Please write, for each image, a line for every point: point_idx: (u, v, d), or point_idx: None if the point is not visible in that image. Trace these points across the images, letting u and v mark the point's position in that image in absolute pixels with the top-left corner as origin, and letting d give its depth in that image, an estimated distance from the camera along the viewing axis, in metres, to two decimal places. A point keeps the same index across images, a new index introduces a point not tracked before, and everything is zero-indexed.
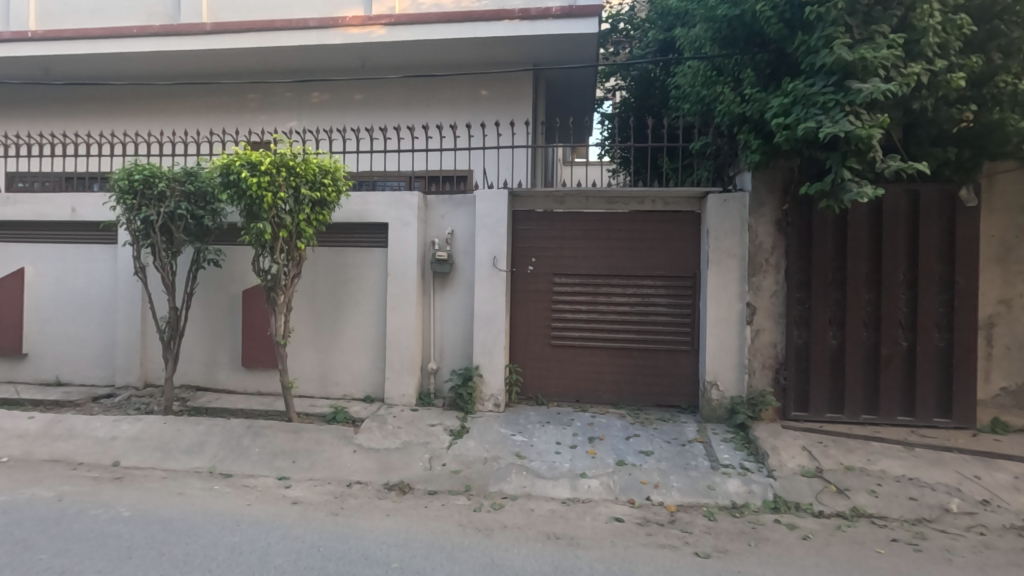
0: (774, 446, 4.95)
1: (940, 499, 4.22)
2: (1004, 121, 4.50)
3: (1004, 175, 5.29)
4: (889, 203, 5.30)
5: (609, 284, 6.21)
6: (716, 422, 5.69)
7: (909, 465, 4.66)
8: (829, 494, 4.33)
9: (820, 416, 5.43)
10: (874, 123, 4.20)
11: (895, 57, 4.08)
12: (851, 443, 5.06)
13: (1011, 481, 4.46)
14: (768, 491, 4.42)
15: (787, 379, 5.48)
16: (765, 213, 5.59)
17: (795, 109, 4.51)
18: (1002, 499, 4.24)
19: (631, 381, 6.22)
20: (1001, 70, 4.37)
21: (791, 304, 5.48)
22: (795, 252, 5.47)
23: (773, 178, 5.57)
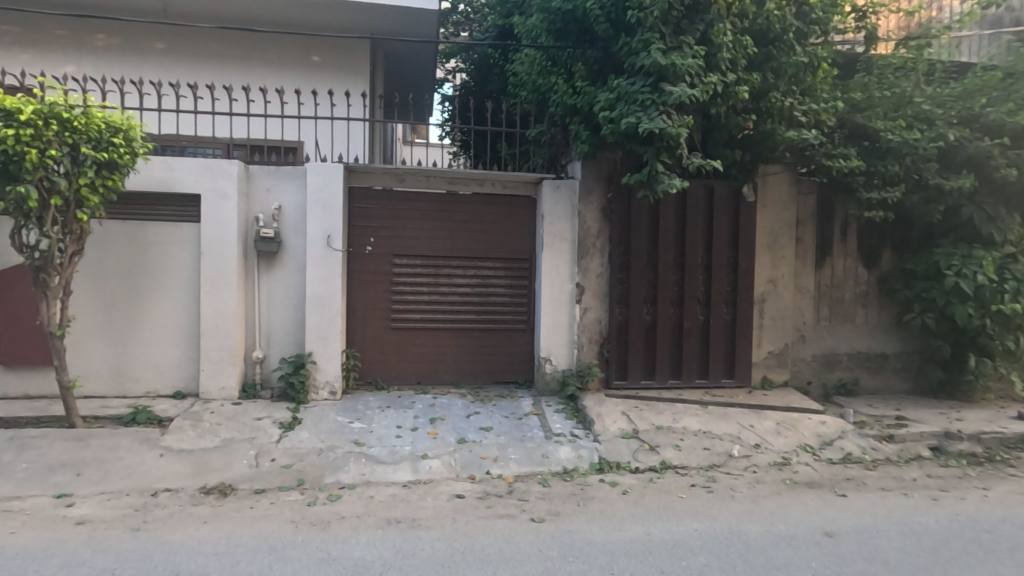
0: (599, 413, 5.44)
1: (726, 447, 5.04)
2: (774, 131, 5.42)
3: (774, 176, 6.38)
4: (691, 196, 6.08)
5: (450, 265, 6.22)
6: (549, 394, 6.08)
7: (703, 420, 5.46)
8: (643, 452, 4.91)
9: (636, 383, 6.09)
10: (681, 123, 4.76)
11: (698, 67, 4.65)
12: (660, 405, 5.76)
13: (774, 426, 5.47)
14: (594, 454, 4.85)
15: (610, 352, 6.05)
16: (593, 200, 6.05)
17: (619, 105, 4.92)
18: (768, 442, 5.18)
19: (472, 361, 6.34)
20: (773, 88, 5.23)
21: (613, 284, 6.04)
22: (617, 237, 6.02)
23: (600, 168, 6.04)
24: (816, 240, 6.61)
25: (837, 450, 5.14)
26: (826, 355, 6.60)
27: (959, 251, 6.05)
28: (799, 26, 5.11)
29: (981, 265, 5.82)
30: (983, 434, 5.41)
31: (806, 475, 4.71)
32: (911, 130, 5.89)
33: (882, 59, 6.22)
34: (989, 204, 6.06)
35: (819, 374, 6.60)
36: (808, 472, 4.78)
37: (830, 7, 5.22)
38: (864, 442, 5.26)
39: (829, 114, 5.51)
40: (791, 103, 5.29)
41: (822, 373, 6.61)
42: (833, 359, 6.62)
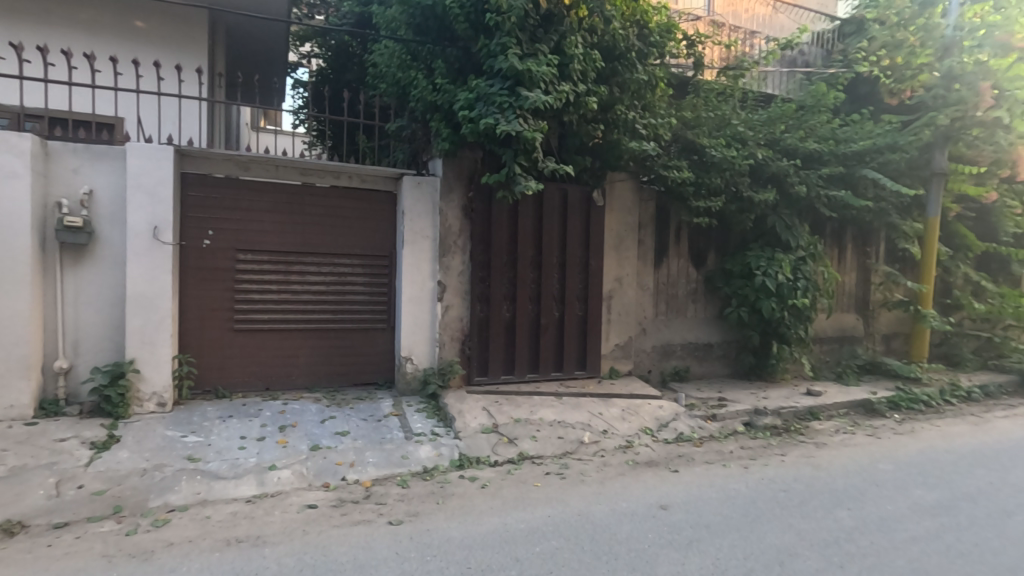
0: (460, 410, 5.48)
1: (578, 435, 5.37)
2: (620, 141, 5.89)
3: (620, 183, 6.94)
4: (548, 198, 6.38)
5: (302, 262, 5.83)
6: (410, 394, 5.99)
7: (558, 411, 5.76)
8: (502, 445, 5.05)
9: (496, 379, 6.24)
10: (537, 128, 4.97)
11: (552, 75, 4.89)
12: (519, 399, 5.96)
13: (620, 412, 5.94)
14: (454, 451, 4.88)
15: (471, 349, 6.13)
16: (454, 198, 6.07)
17: (478, 105, 4.99)
18: (614, 428, 5.62)
19: (327, 363, 6.01)
20: (619, 102, 5.67)
21: (474, 282, 6.12)
22: (478, 236, 6.11)
23: (460, 167, 6.07)
24: (655, 242, 7.32)
25: (671, 431, 5.74)
26: (663, 346, 7.34)
27: (766, 254, 7.14)
28: (640, 47, 5.60)
29: (781, 266, 6.95)
30: (782, 408, 6.41)
31: (646, 455, 5.19)
32: (729, 148, 6.79)
33: (707, 84, 7.08)
34: (786, 215, 7.24)
35: (657, 363, 7.32)
36: (648, 452, 5.28)
37: (666, 32, 5.80)
38: (693, 422, 5.94)
39: (665, 129, 6.14)
40: (634, 116, 5.79)
41: (660, 362, 7.34)
42: (669, 349, 7.38)
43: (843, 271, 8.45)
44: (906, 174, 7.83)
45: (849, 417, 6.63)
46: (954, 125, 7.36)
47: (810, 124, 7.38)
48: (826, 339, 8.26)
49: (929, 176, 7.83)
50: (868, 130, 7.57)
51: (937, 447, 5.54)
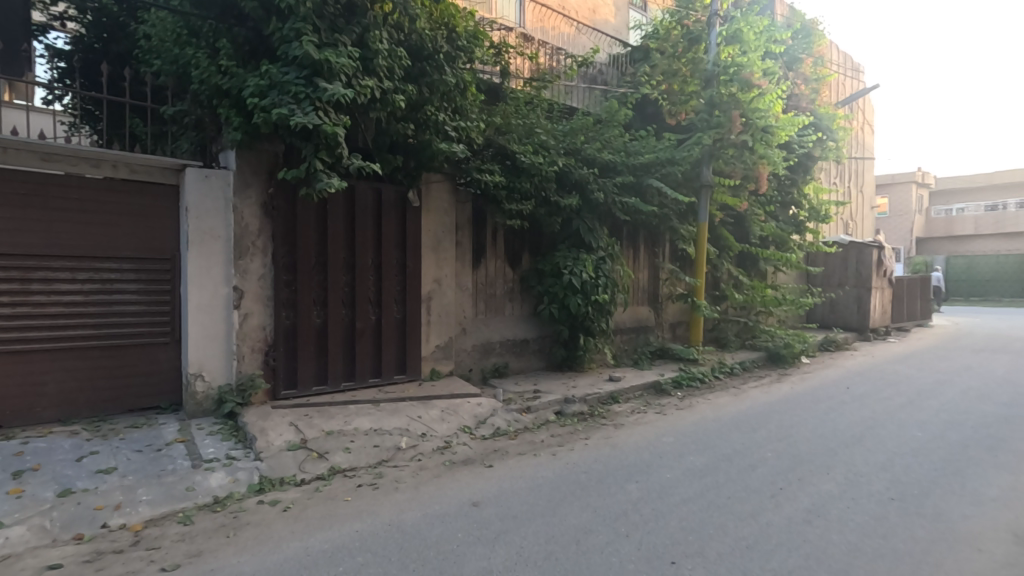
0: (262, 428, 4.96)
1: (395, 441, 5.23)
2: (432, 142, 5.88)
3: (436, 184, 6.94)
4: (360, 197, 6.13)
5: (47, 267, 4.77)
6: (202, 416, 5.27)
7: (374, 418, 5.54)
8: (311, 461, 4.70)
9: (307, 391, 5.80)
10: (339, 123, 4.72)
11: (352, 68, 4.69)
12: (332, 409, 5.61)
13: (439, 413, 5.92)
14: (253, 474, 4.40)
15: (275, 360, 5.61)
16: (250, 195, 5.48)
17: (271, 93, 4.59)
18: (433, 430, 5.59)
19: (88, 389, 5.02)
20: (428, 102, 5.67)
21: (278, 287, 5.61)
22: (280, 236, 5.61)
23: (258, 160, 5.52)
24: (472, 243, 7.46)
25: (489, 427, 5.89)
26: (483, 345, 7.52)
27: (572, 255, 7.75)
28: (448, 49, 5.66)
29: (584, 266, 7.62)
30: (588, 395, 6.99)
31: (463, 454, 5.25)
32: (536, 155, 7.23)
33: (515, 93, 7.43)
34: (589, 218, 7.93)
35: (478, 361, 7.48)
36: (465, 451, 5.34)
37: (472, 39, 5.97)
38: (510, 416, 6.18)
39: (476, 133, 6.29)
40: (443, 118, 5.82)
41: (480, 360, 7.51)
42: (488, 347, 7.58)
43: (637, 269, 9.54)
44: (682, 185, 9.11)
45: (643, 398, 7.49)
46: (716, 145, 8.80)
47: (606, 137, 8.25)
48: (625, 329, 9.25)
49: (699, 188, 9.19)
50: (651, 145, 8.66)
51: (707, 417, 6.53)
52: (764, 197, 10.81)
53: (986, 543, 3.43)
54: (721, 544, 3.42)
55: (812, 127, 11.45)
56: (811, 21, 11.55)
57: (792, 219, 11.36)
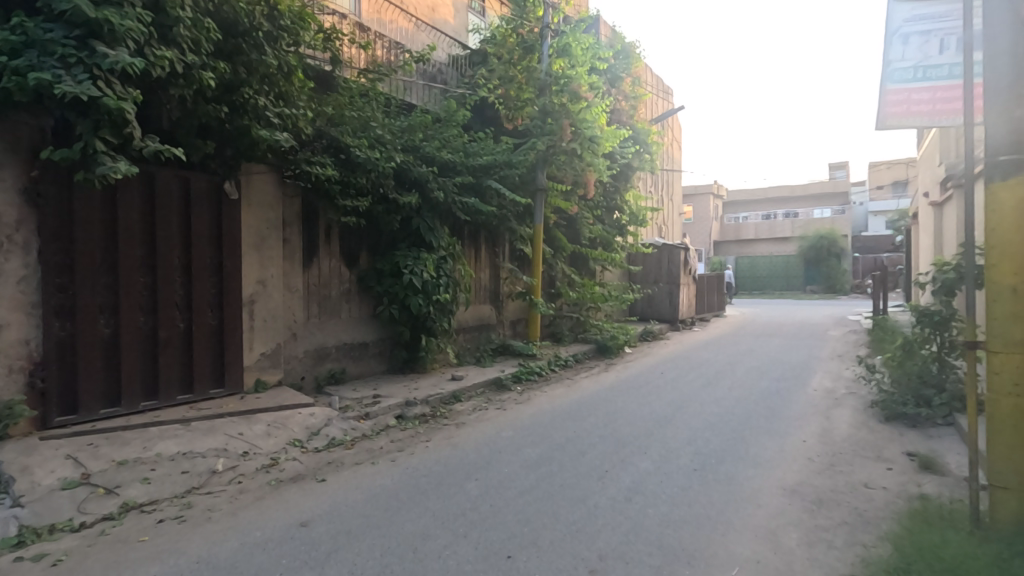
0: (25, 466, 4.01)
1: (209, 464, 4.62)
2: (250, 128, 5.33)
3: (259, 176, 6.28)
4: (161, 187, 5.35)
5: None
6: None
7: (183, 440, 4.81)
8: (95, 499, 3.94)
9: (92, 415, 4.87)
10: (125, 96, 4.04)
11: (143, 34, 4.05)
12: (127, 434, 4.75)
13: (265, 428, 5.35)
14: (10, 526, 3.54)
15: (45, 381, 4.60)
16: (4, 177, 4.42)
17: (27, 52, 3.77)
18: (257, 447, 5.04)
19: None
20: (244, 83, 5.14)
21: (48, 291, 4.62)
22: (50, 230, 4.63)
23: (16, 136, 4.49)
24: (303, 241, 6.90)
25: (322, 438, 5.49)
26: (316, 350, 7.00)
27: (412, 254, 7.58)
28: (268, 28, 5.21)
29: (425, 265, 7.50)
30: (429, 396, 6.90)
31: (291, 470, 4.81)
32: (372, 150, 6.92)
33: (347, 83, 7.03)
34: (429, 217, 7.83)
35: (311, 368, 6.94)
36: (294, 466, 4.91)
37: (298, 20, 5.56)
38: (346, 425, 5.82)
39: (304, 122, 5.82)
40: (264, 102, 5.32)
41: (314, 367, 6.99)
42: (322, 353, 7.09)
43: (478, 269, 9.68)
44: (519, 187, 9.45)
45: (484, 395, 7.62)
46: (549, 151, 9.31)
47: (445, 136, 8.20)
48: (467, 328, 9.33)
49: (534, 191, 9.63)
50: (489, 148, 8.85)
51: (543, 409, 6.84)
52: (591, 202, 11.72)
53: (763, 499, 4.06)
54: (553, 531, 3.57)
55: (631, 140, 12.70)
56: (630, 44, 12.73)
57: (616, 223, 12.48)
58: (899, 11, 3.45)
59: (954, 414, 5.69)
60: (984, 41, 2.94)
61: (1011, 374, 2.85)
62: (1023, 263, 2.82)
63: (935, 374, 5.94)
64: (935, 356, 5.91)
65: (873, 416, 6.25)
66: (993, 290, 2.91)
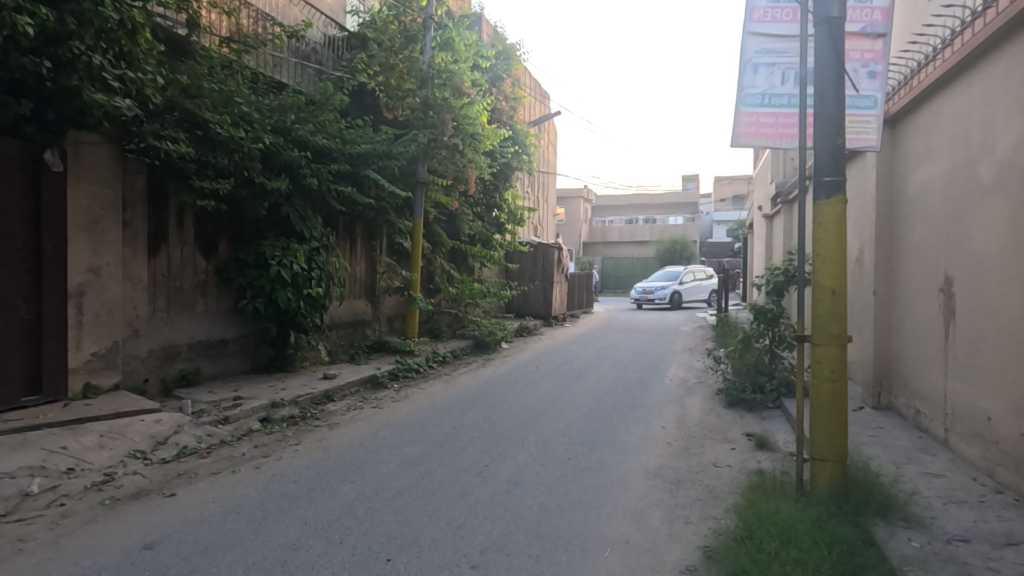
0: None
1: (20, 485, 3.89)
2: (81, 90, 4.59)
3: (91, 147, 5.41)
4: None
5: None
6: None
7: None
8: None
9: None
10: None
11: None
12: None
13: (96, 439, 4.60)
14: None
15: None
16: None
17: None
18: (85, 462, 4.34)
19: None
20: (75, 36, 4.41)
21: None
22: None
23: None
24: (148, 224, 6.06)
25: (171, 447, 4.87)
26: (163, 349, 6.19)
27: (280, 244, 7.03)
28: None
29: (295, 256, 6.99)
30: (299, 397, 6.46)
31: (131, 486, 4.22)
32: (236, 128, 6.28)
33: (206, 50, 6.31)
34: (300, 205, 7.32)
35: (156, 369, 6.13)
36: (135, 481, 4.30)
37: None
38: (200, 431, 5.23)
39: (152, 89, 5.13)
40: (100, 61, 4.62)
41: (161, 368, 6.19)
42: (172, 352, 6.30)
43: (353, 262, 9.24)
44: (399, 179, 9.20)
45: (359, 393, 7.30)
46: (430, 145, 9.18)
47: (320, 119, 7.71)
48: (340, 324, 8.88)
49: (415, 184, 9.43)
50: (369, 136, 8.47)
51: (421, 406, 6.74)
52: (471, 199, 11.77)
53: (631, 482, 4.37)
54: (435, 530, 3.52)
55: (511, 140, 12.96)
56: (511, 45, 12.79)
57: (495, 221, 12.65)
58: (751, 42, 3.88)
59: (782, 398, 6.58)
60: (816, 75, 3.40)
61: (829, 363, 3.35)
62: (840, 268, 3.32)
63: (767, 363, 6.86)
64: (768, 349, 6.84)
65: (719, 402, 7.01)
66: (819, 291, 3.39)
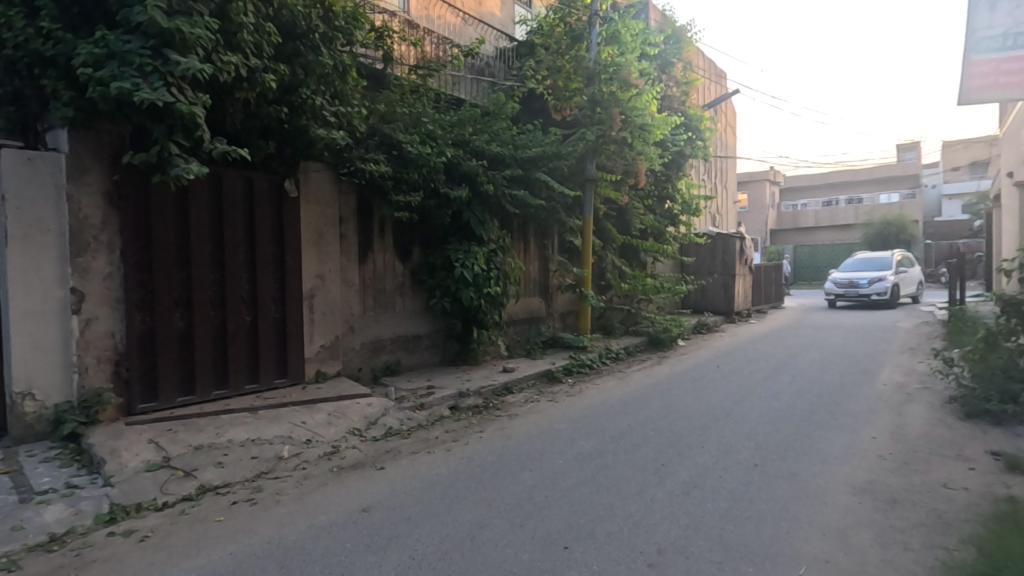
0: (114, 449, 4.38)
1: (276, 450, 4.86)
2: (309, 127, 5.56)
3: (316, 174, 6.51)
4: (227, 188, 5.68)
5: None
6: (36, 440, 4.58)
7: (252, 427, 5.08)
8: (175, 481, 4.25)
9: (170, 402, 5.26)
10: (196, 101, 4.47)
11: (211, 41, 4.45)
12: (201, 422, 5.06)
13: (325, 417, 5.54)
14: (102, 503, 3.89)
15: (128, 370, 5.03)
16: (90, 182, 4.84)
17: (110, 64, 4.23)
18: (319, 435, 5.25)
19: None
20: (303, 84, 5.37)
21: (131, 287, 5.03)
22: (131, 231, 5.04)
23: (98, 142, 4.88)
24: (358, 235, 7.09)
25: (380, 427, 5.65)
26: (372, 342, 7.19)
27: (462, 248, 7.68)
28: (324, 30, 5.47)
29: (476, 258, 7.57)
30: (482, 388, 6.99)
31: (352, 457, 5.00)
32: (423, 145, 7.03)
33: (399, 80, 7.17)
34: (478, 211, 7.90)
35: (367, 359, 7.15)
36: (354, 454, 5.08)
37: (352, 20, 5.81)
38: (402, 415, 5.98)
39: (358, 119, 6.00)
40: (320, 102, 5.56)
41: (370, 358, 7.19)
42: (378, 345, 7.29)
43: (527, 261, 9.68)
44: (568, 178, 9.39)
45: (535, 387, 7.64)
46: (599, 141, 9.15)
47: (493, 129, 8.23)
48: (517, 320, 9.37)
49: (584, 181, 9.53)
50: (539, 140, 8.78)
51: (595, 402, 6.81)
52: (642, 192, 11.48)
53: (831, 497, 3.88)
54: (610, 524, 3.55)
55: (683, 127, 12.34)
56: (682, 27, 12.25)
57: (668, 213, 12.16)
58: None
59: None
60: None
61: None
62: None
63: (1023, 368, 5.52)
64: None
65: (952, 412, 5.85)
66: None
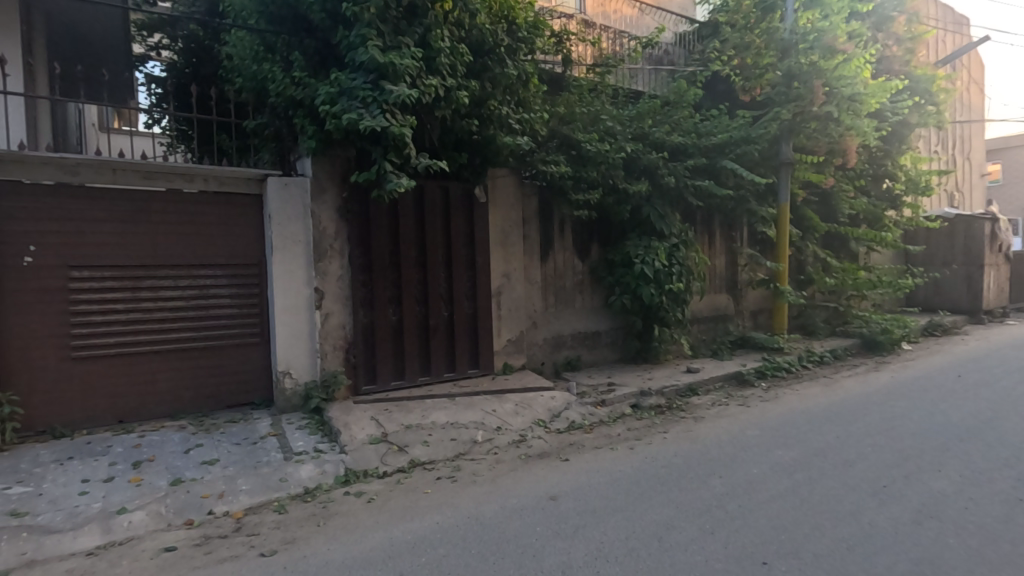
0: (346, 423, 5.23)
1: (471, 434, 5.33)
2: (496, 135, 5.96)
3: (503, 179, 6.95)
4: (428, 197, 6.38)
5: (155, 275, 5.33)
6: (292, 410, 5.68)
7: (451, 412, 5.64)
8: (392, 454, 4.91)
9: (386, 385, 6.09)
10: (404, 123, 5.09)
11: (416, 68, 5.04)
12: (410, 404, 5.77)
13: (513, 407, 5.90)
14: (339, 466, 4.68)
15: (355, 356, 5.95)
16: (327, 199, 5.83)
17: (341, 99, 5.05)
18: (508, 423, 5.61)
19: (196, 386, 5.56)
20: (491, 96, 5.78)
21: (356, 286, 5.95)
22: (356, 239, 5.95)
23: (332, 166, 5.87)
24: (540, 235, 7.39)
25: (564, 421, 5.83)
26: (554, 337, 7.44)
27: (642, 243, 7.53)
28: (509, 42, 5.82)
29: (657, 254, 7.36)
30: (665, 387, 6.77)
31: (538, 447, 5.25)
32: (602, 142, 7.06)
33: (578, 80, 7.25)
34: (659, 205, 7.67)
35: (549, 354, 7.42)
36: (540, 444, 5.33)
37: (533, 29, 6.08)
38: (584, 410, 6.08)
39: (539, 124, 6.27)
40: (506, 111, 5.92)
41: (552, 353, 7.45)
42: (560, 340, 7.52)
43: (713, 256, 9.10)
44: (760, 164, 8.61)
45: (724, 389, 7.16)
46: (797, 119, 8.24)
47: (674, 119, 7.92)
48: (702, 318, 8.87)
49: (778, 165, 8.68)
50: (725, 125, 8.21)
51: (796, 409, 6.13)
52: (852, 172, 10.00)
53: None
54: (818, 545, 3.18)
55: (908, 91, 10.45)
56: None
57: (887, 194, 10.57)
58: None
59: None
60: None
61: None
62: None
63: None
64: None
65: None
66: None
